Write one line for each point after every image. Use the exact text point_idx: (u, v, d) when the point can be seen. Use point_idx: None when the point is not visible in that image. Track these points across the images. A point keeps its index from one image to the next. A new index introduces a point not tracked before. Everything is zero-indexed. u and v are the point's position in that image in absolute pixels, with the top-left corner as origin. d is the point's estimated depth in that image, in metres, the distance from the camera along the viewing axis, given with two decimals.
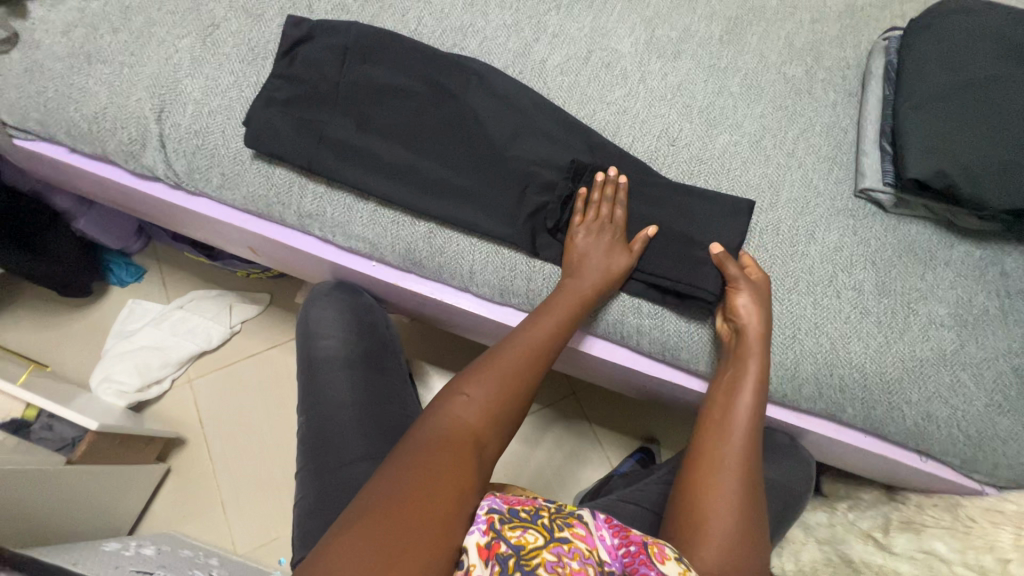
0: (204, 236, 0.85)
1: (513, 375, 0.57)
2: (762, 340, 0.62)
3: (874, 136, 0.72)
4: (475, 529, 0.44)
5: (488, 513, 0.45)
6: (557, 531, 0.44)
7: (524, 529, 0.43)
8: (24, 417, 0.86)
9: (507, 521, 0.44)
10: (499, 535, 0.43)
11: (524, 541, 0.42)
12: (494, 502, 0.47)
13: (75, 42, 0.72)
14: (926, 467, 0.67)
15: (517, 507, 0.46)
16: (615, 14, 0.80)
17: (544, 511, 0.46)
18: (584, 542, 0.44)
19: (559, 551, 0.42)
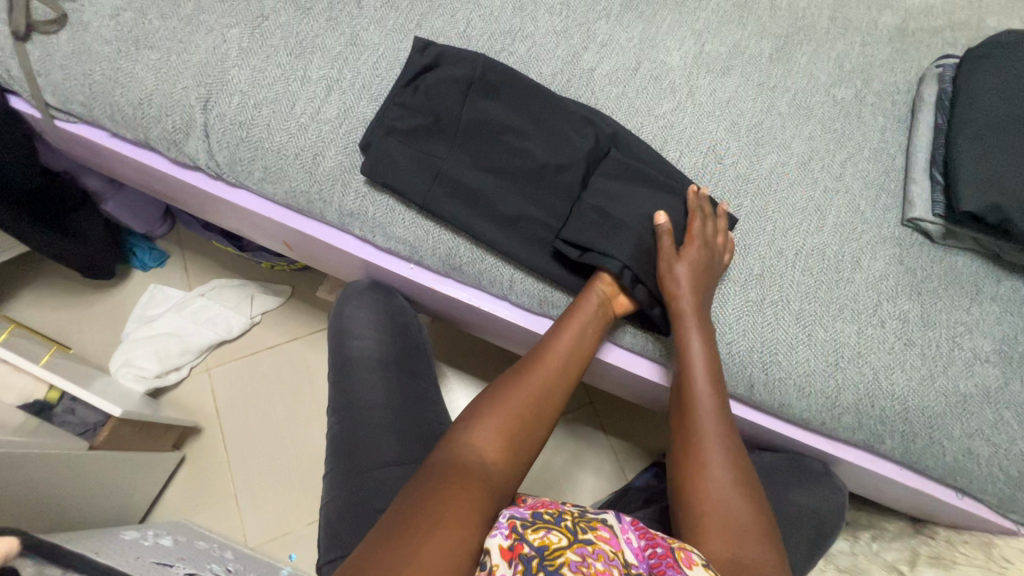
0: (237, 227, 0.84)
1: (540, 392, 0.58)
2: (699, 314, 0.63)
3: (925, 165, 0.71)
4: (497, 532, 0.43)
5: (510, 518, 0.44)
6: (581, 533, 0.43)
7: (547, 530, 0.43)
8: (47, 399, 0.86)
9: (530, 525, 0.43)
10: (521, 537, 0.42)
11: (548, 542, 0.41)
12: (516, 511, 0.46)
13: (123, 26, 0.72)
14: (962, 504, 0.66)
15: (540, 510, 0.45)
16: (664, 26, 0.80)
17: (566, 514, 0.45)
18: (608, 544, 0.44)
19: (583, 551, 0.41)
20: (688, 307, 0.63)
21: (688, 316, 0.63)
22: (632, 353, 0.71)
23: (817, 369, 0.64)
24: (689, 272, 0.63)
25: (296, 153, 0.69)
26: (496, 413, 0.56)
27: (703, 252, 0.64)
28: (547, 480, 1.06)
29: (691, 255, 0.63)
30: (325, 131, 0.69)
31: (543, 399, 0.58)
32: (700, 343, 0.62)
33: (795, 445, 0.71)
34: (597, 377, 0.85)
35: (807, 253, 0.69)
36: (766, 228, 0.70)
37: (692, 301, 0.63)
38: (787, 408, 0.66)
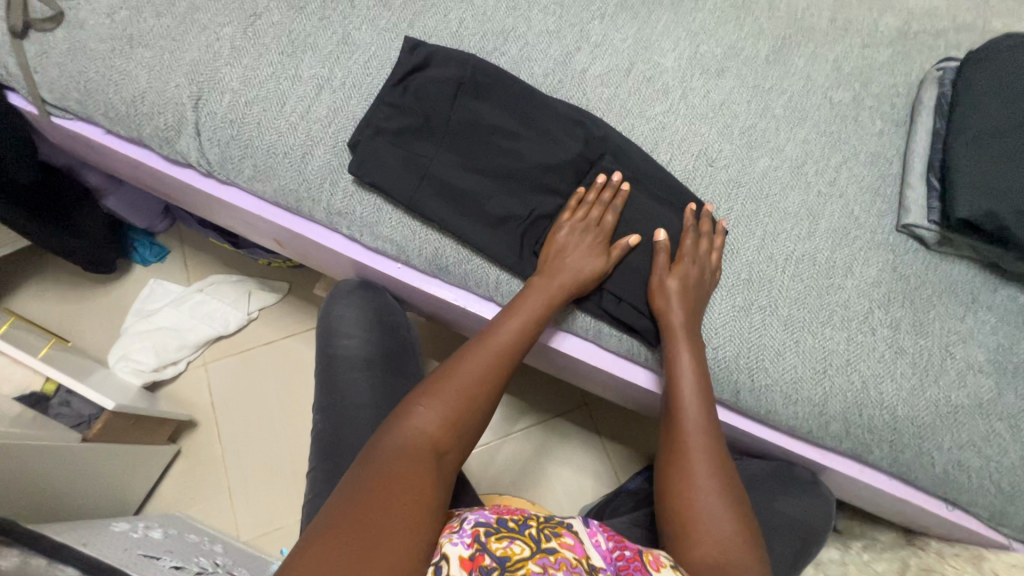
0: (231, 225, 0.85)
1: (470, 386, 0.56)
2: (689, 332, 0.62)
3: (922, 170, 0.70)
4: (459, 541, 0.45)
5: (474, 526, 0.46)
6: (544, 542, 0.46)
7: (510, 540, 0.45)
8: (44, 391, 0.87)
9: (494, 533, 0.46)
10: (484, 548, 0.44)
11: (510, 552, 0.44)
12: (481, 515, 0.48)
13: (119, 24, 0.72)
14: (952, 516, 0.64)
15: (504, 518, 0.48)
16: (660, 27, 0.79)
17: (531, 521, 0.48)
18: (572, 551, 0.46)
19: (545, 561, 0.44)
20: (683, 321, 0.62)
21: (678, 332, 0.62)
22: (623, 358, 0.70)
23: (804, 376, 0.64)
24: (681, 287, 0.63)
25: (286, 152, 0.69)
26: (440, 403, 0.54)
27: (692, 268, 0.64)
28: (538, 481, 1.06)
29: (685, 271, 0.63)
30: (314, 131, 0.69)
31: (477, 383, 0.56)
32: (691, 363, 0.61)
33: (782, 452, 0.70)
34: (585, 380, 0.84)
35: (798, 258, 0.68)
36: (757, 232, 0.69)
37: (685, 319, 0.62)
38: (774, 414, 0.65)
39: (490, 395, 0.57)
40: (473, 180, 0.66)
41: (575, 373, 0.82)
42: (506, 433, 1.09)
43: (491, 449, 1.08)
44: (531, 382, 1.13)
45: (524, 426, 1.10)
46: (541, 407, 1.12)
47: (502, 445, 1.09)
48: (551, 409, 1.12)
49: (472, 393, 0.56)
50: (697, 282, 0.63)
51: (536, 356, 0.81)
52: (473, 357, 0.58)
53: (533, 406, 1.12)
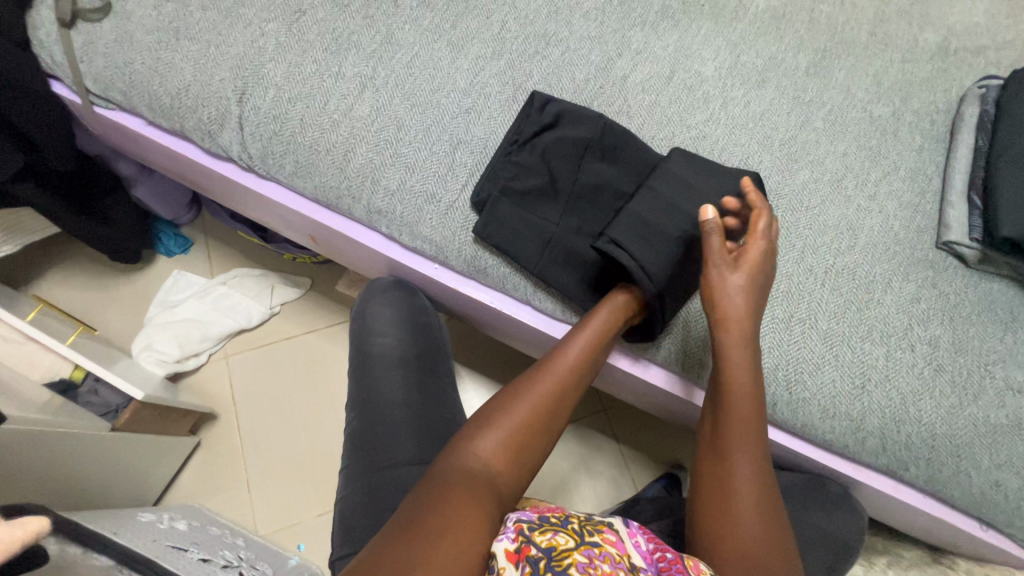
0: (264, 219, 0.85)
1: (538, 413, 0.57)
2: (747, 333, 0.59)
3: (963, 188, 0.70)
4: (503, 536, 0.43)
5: (517, 522, 0.44)
6: (588, 536, 0.44)
7: (554, 532, 0.43)
8: (72, 378, 0.88)
9: (537, 527, 0.44)
10: (528, 540, 0.42)
11: (555, 543, 0.42)
12: (523, 513, 0.46)
13: (164, 16, 0.73)
14: (985, 536, 0.64)
15: (546, 513, 0.45)
16: (700, 35, 0.79)
17: (573, 517, 0.46)
18: (614, 548, 0.44)
19: (591, 553, 0.42)
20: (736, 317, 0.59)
21: (737, 325, 0.59)
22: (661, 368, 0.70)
23: (842, 390, 0.63)
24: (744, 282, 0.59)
25: (328, 148, 0.69)
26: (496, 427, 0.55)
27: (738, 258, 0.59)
28: (557, 486, 1.06)
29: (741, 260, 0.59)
30: (357, 129, 0.70)
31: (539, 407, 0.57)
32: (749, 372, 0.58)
33: (815, 466, 0.70)
34: (612, 385, 0.84)
35: (838, 272, 0.68)
36: (796, 244, 0.69)
37: (742, 319, 0.58)
38: (810, 428, 0.64)
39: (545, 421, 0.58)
40: (520, 189, 0.66)
41: (604, 378, 0.81)
42: None
43: None
44: None
45: None
46: None
47: None
48: (571, 413, 1.12)
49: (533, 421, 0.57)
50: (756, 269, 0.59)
51: None
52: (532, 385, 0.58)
53: None
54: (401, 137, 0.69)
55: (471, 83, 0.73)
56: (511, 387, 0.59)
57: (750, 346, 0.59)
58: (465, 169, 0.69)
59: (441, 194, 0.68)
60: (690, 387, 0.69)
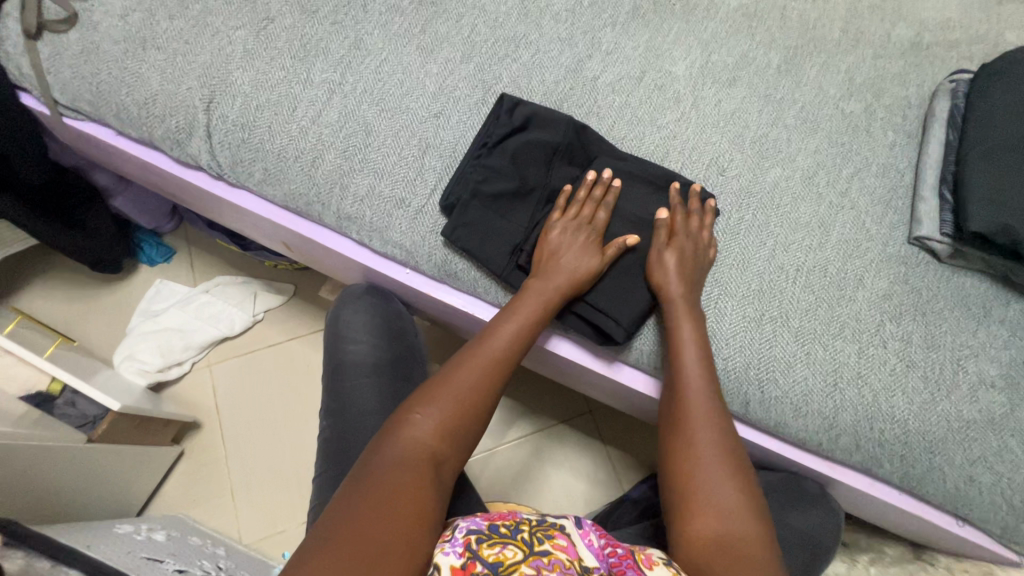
0: (239, 227, 0.84)
1: (466, 397, 0.55)
2: (691, 310, 0.62)
3: (934, 183, 0.70)
4: (451, 551, 0.45)
5: (466, 535, 0.46)
6: (537, 545, 0.45)
7: (502, 546, 0.44)
8: (49, 391, 0.87)
9: (486, 540, 0.45)
10: (475, 555, 0.44)
11: (503, 558, 0.43)
12: (473, 522, 0.47)
13: (131, 26, 0.73)
14: (962, 532, 0.64)
15: (496, 524, 0.47)
16: (671, 35, 0.79)
17: (524, 525, 0.47)
18: (565, 553, 0.45)
19: (539, 563, 0.43)
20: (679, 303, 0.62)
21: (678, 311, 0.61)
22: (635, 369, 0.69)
23: (815, 388, 0.63)
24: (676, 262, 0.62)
25: (296, 156, 0.69)
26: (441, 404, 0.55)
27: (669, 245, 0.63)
28: (541, 487, 1.06)
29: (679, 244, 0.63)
30: (325, 135, 0.69)
31: (472, 394, 0.56)
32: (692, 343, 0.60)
33: (791, 463, 0.69)
34: (592, 389, 0.84)
35: (808, 269, 0.67)
36: (767, 242, 0.68)
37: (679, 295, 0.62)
38: (784, 426, 0.64)
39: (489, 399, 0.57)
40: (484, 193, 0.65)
41: (581, 380, 0.81)
42: (510, 437, 1.09)
43: (495, 453, 1.08)
44: (535, 387, 1.13)
45: (528, 432, 1.10)
46: (544, 413, 1.12)
47: (506, 449, 1.08)
48: (555, 415, 1.11)
49: (467, 400, 0.55)
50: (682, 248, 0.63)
51: (544, 363, 0.81)
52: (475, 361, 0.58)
53: (537, 412, 1.12)
54: (370, 142, 0.69)
55: (440, 87, 0.73)
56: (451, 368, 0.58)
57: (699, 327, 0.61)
58: (434, 173, 0.69)
59: (410, 199, 0.68)
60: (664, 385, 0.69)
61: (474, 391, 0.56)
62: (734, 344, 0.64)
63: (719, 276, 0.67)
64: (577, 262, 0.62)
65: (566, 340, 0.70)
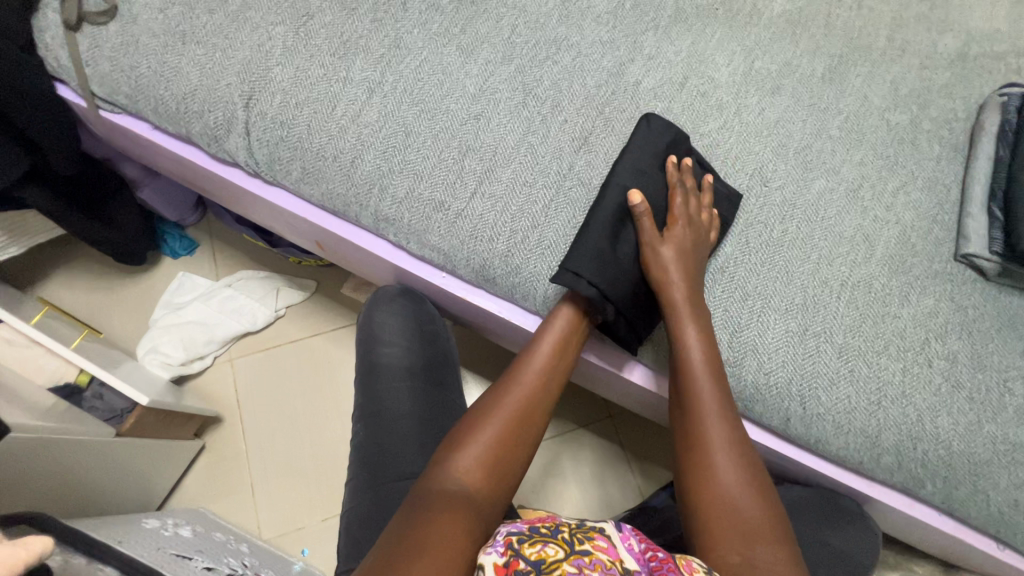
0: (270, 224, 0.84)
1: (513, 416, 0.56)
2: (692, 299, 0.62)
3: (983, 199, 0.68)
4: (493, 549, 0.43)
5: (507, 535, 0.44)
6: (577, 544, 0.43)
7: (544, 543, 0.42)
8: (77, 382, 0.87)
9: (527, 539, 0.43)
10: (517, 553, 0.42)
11: (544, 556, 0.41)
12: (514, 525, 0.45)
13: (170, 20, 0.72)
14: (1002, 555, 0.63)
15: (536, 524, 0.45)
16: (714, 40, 0.77)
17: (564, 525, 0.45)
18: (606, 554, 0.43)
19: (580, 563, 0.41)
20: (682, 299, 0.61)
21: (681, 306, 0.61)
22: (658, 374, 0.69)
23: (858, 406, 0.62)
24: (675, 255, 0.62)
25: (335, 155, 0.68)
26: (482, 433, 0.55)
27: (681, 234, 0.63)
28: (560, 492, 1.05)
29: (676, 237, 0.63)
30: (364, 135, 0.69)
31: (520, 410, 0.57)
32: (700, 344, 0.60)
33: (827, 481, 0.69)
34: (618, 395, 0.83)
35: (853, 284, 0.66)
36: (811, 255, 0.67)
37: (682, 295, 0.61)
38: (824, 443, 0.63)
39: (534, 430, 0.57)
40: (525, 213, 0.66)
41: (606, 386, 0.80)
42: None
43: None
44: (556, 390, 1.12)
45: (548, 436, 1.10)
46: (565, 417, 1.11)
47: None
48: (577, 419, 1.11)
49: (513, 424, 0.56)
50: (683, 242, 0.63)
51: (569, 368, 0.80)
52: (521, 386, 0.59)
53: (557, 416, 1.11)
54: (410, 144, 0.68)
55: (481, 89, 0.72)
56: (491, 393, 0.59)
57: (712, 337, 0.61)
58: (474, 176, 0.68)
59: (450, 202, 0.67)
60: None
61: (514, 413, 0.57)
62: (777, 361, 0.63)
63: (764, 288, 0.66)
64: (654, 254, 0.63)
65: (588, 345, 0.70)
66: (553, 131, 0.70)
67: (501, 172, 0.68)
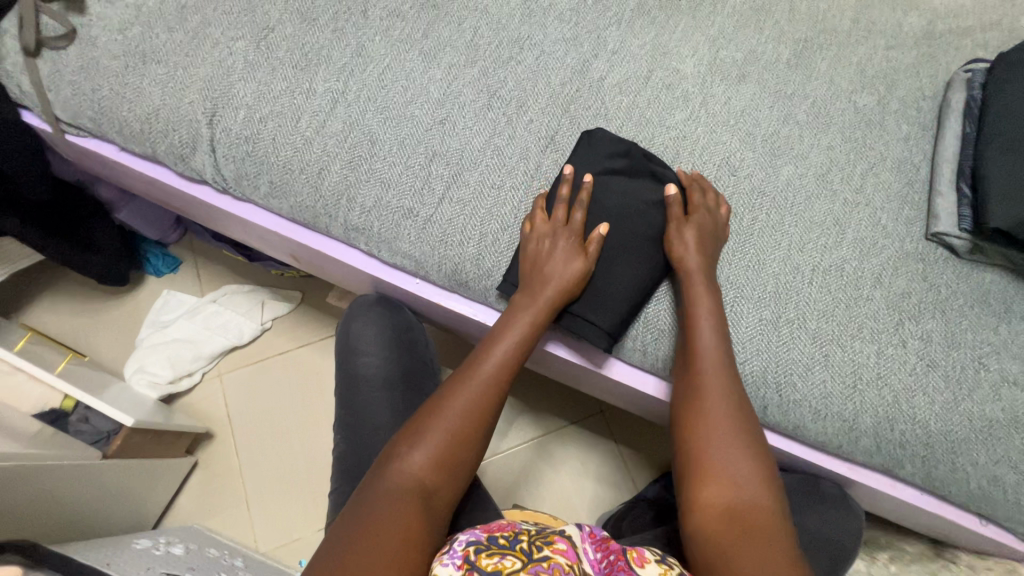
0: (244, 239, 0.84)
1: (472, 412, 0.55)
2: (705, 272, 0.62)
3: (951, 177, 0.68)
4: (451, 562, 0.45)
5: (465, 547, 0.46)
6: (535, 553, 0.45)
7: (502, 555, 0.45)
8: (63, 407, 0.88)
9: (485, 551, 0.46)
10: (475, 565, 0.44)
11: (501, 566, 0.44)
12: (472, 535, 0.48)
13: (131, 40, 0.72)
14: (985, 532, 0.63)
15: (495, 536, 0.47)
16: (678, 32, 0.77)
17: (521, 537, 0.48)
18: (564, 558, 0.46)
19: (538, 569, 0.43)
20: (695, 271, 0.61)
21: (694, 279, 0.61)
22: (635, 367, 0.69)
23: (834, 391, 0.62)
24: (696, 238, 0.62)
25: (301, 167, 0.68)
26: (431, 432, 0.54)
27: (534, 241, 0.63)
28: (553, 490, 1.06)
29: (698, 220, 0.63)
30: (329, 146, 0.69)
31: (486, 394, 0.56)
32: (709, 307, 0.60)
33: (809, 466, 0.69)
34: (603, 392, 0.83)
35: (825, 269, 0.66)
36: (782, 242, 0.67)
37: (700, 266, 0.61)
38: (802, 430, 0.64)
39: (482, 424, 0.56)
40: (495, 216, 0.67)
41: (588, 383, 0.80)
42: (521, 440, 1.09)
43: (507, 457, 1.08)
44: (545, 388, 1.12)
45: (540, 435, 1.10)
46: (556, 414, 1.11)
47: (517, 453, 1.08)
48: (568, 416, 1.11)
49: (473, 417, 0.55)
50: (703, 226, 0.63)
51: (551, 367, 0.80)
52: (478, 376, 0.57)
53: (548, 414, 1.11)
54: (376, 152, 0.68)
55: (445, 93, 0.71)
56: (449, 382, 0.58)
57: (716, 301, 0.61)
58: (441, 181, 0.68)
59: (418, 209, 0.67)
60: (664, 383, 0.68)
61: (470, 405, 0.55)
62: (752, 351, 0.63)
63: (735, 278, 0.66)
64: (564, 266, 0.61)
65: (564, 344, 0.69)
66: (519, 132, 0.70)
67: (468, 176, 0.68)
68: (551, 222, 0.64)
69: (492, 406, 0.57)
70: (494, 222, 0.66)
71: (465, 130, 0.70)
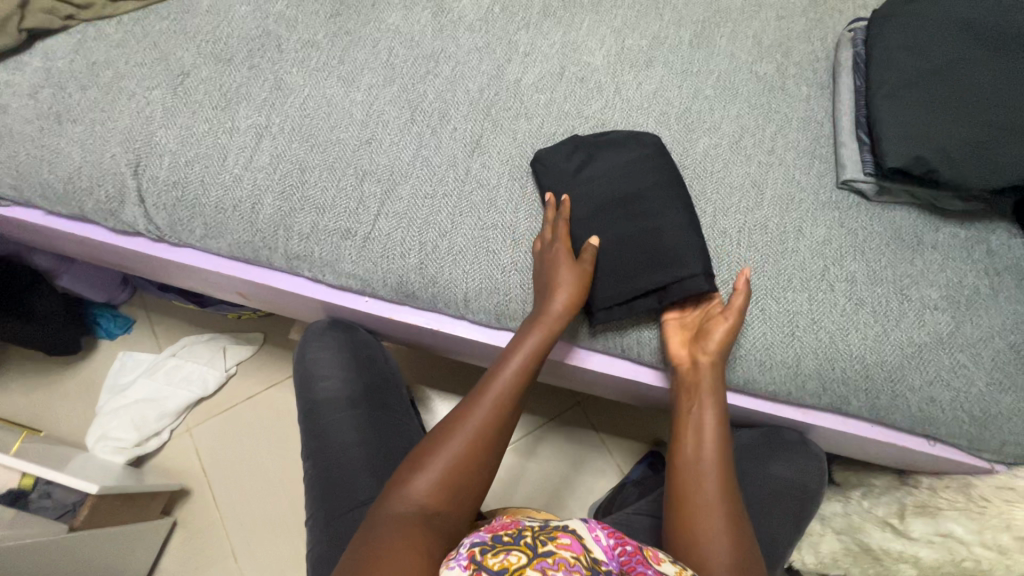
0: (194, 286, 0.83)
1: (482, 435, 0.55)
2: (712, 366, 0.62)
3: (851, 128, 0.73)
4: (456, 564, 0.44)
5: (470, 548, 0.46)
6: (541, 547, 0.44)
7: (506, 552, 0.44)
8: (22, 486, 0.84)
9: (490, 550, 0.45)
10: (480, 566, 0.43)
11: (506, 564, 0.43)
12: (477, 537, 0.47)
13: (42, 103, 0.71)
14: (935, 451, 0.67)
15: (499, 534, 0.47)
16: (584, 28, 0.81)
17: (527, 532, 0.47)
18: (570, 551, 0.44)
19: (544, 565, 0.43)
20: (705, 364, 0.62)
21: (701, 381, 0.63)
22: (606, 355, 0.71)
23: (775, 341, 0.65)
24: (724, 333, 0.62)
25: (234, 205, 0.69)
26: (443, 456, 0.54)
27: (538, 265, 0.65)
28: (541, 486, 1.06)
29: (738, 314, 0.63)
30: (259, 179, 0.69)
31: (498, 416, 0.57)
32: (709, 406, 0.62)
33: (767, 418, 0.72)
34: (588, 387, 0.85)
35: (750, 228, 0.70)
36: (706, 210, 0.71)
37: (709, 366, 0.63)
38: (753, 382, 0.67)
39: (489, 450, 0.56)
40: (432, 224, 0.68)
41: (564, 377, 0.82)
42: None
43: None
44: None
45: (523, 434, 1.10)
46: (534, 412, 1.12)
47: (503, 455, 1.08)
48: (545, 412, 1.12)
49: (482, 440, 0.55)
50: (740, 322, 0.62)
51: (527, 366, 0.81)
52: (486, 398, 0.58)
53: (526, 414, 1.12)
54: (307, 179, 0.69)
55: (368, 113, 0.73)
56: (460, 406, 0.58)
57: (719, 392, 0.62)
58: (375, 198, 0.69)
59: (356, 228, 0.68)
60: (629, 365, 0.71)
61: (482, 428, 0.56)
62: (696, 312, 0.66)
63: None
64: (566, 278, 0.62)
65: None
66: (444, 141, 0.72)
67: (400, 190, 0.69)
68: (549, 243, 0.65)
69: (497, 426, 0.57)
70: (433, 229, 0.68)
71: (392, 146, 0.72)
